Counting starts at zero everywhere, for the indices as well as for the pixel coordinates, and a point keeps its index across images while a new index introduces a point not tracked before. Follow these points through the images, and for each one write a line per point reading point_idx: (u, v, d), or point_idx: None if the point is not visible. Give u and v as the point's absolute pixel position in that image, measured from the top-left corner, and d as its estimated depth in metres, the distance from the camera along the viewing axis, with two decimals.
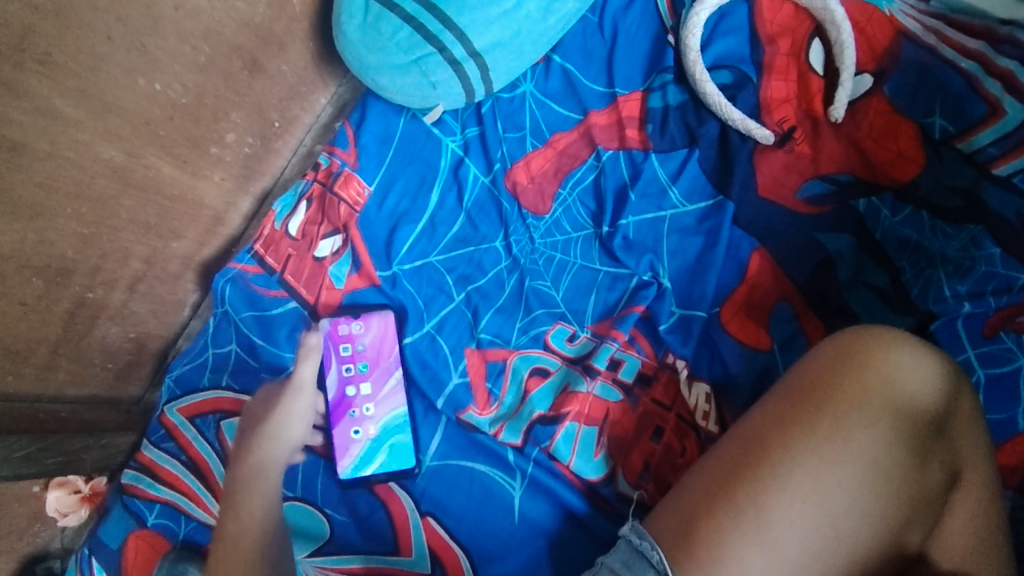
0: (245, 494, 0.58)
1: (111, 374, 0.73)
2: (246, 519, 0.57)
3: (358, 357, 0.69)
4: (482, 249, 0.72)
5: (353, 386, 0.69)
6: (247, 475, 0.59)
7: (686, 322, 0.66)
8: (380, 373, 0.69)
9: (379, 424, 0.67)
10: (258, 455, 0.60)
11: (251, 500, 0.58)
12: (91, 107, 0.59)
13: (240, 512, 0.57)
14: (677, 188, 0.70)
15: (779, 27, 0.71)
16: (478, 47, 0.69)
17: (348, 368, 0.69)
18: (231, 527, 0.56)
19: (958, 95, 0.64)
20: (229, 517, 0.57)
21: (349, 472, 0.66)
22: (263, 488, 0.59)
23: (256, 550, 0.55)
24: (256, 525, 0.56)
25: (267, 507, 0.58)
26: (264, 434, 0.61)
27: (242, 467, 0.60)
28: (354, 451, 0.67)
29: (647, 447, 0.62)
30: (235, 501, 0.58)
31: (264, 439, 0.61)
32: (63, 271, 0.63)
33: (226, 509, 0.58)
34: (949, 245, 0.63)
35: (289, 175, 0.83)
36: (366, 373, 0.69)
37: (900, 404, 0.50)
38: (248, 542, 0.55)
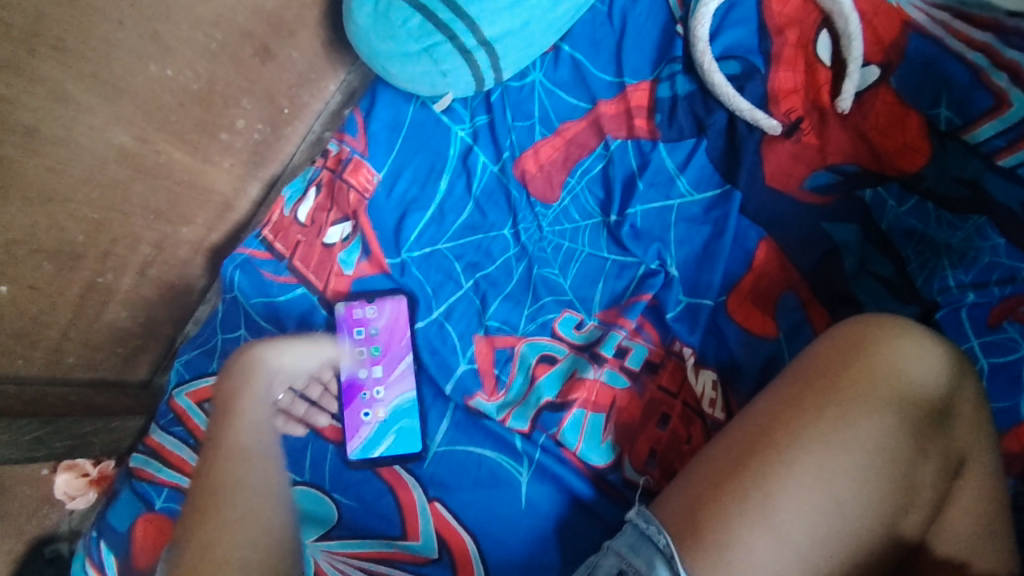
0: (238, 406, 0.57)
1: (120, 358, 0.74)
2: (242, 432, 0.55)
3: (371, 342, 0.70)
4: (491, 236, 0.73)
5: (364, 369, 0.70)
6: (243, 386, 0.59)
7: (693, 310, 0.67)
8: (393, 357, 0.70)
9: (390, 409, 0.68)
10: (257, 366, 0.61)
11: (244, 410, 0.57)
12: (103, 93, 0.60)
13: (232, 422, 0.56)
14: (685, 177, 0.71)
15: (787, 18, 0.71)
16: (488, 35, 0.69)
17: (361, 351, 0.70)
18: (223, 438, 0.55)
19: (965, 89, 0.64)
20: (221, 428, 0.55)
21: (358, 453, 0.67)
22: (255, 401, 0.58)
23: (252, 458, 0.54)
24: (248, 439, 0.55)
25: (260, 422, 0.57)
26: (271, 354, 0.62)
27: (239, 377, 0.59)
28: (363, 434, 0.68)
29: (654, 434, 0.63)
30: (228, 411, 0.57)
31: (266, 358, 0.62)
32: (73, 255, 0.64)
33: (218, 419, 0.57)
34: (954, 235, 0.63)
35: (298, 161, 0.83)
36: (378, 357, 0.70)
37: (906, 392, 0.51)
38: (242, 451, 0.54)
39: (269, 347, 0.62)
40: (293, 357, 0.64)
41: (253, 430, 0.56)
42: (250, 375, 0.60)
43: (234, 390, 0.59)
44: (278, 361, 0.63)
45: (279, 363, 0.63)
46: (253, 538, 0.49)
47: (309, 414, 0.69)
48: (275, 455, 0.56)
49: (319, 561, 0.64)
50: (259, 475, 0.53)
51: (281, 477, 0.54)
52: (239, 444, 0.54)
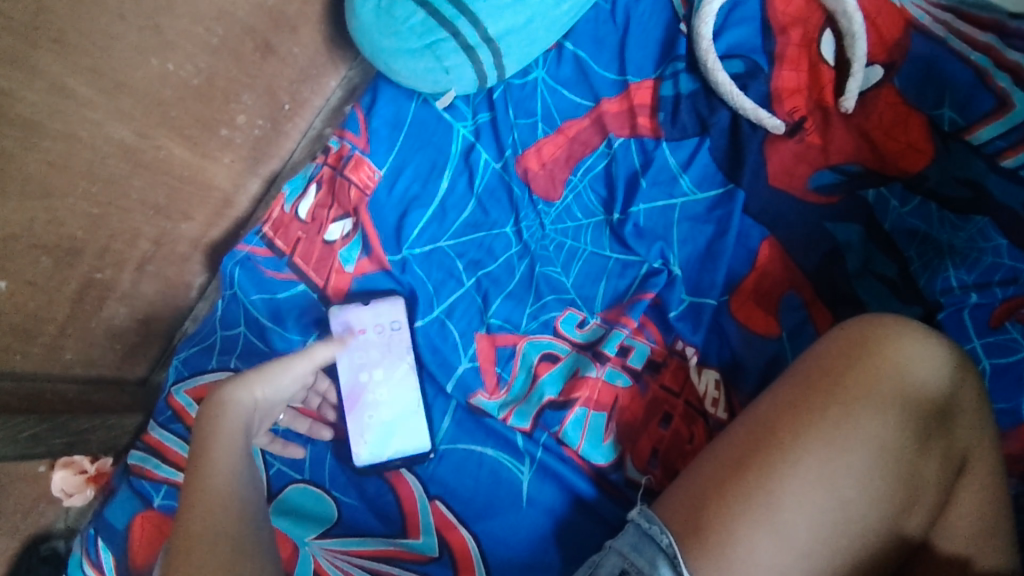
0: (212, 449, 0.50)
1: (118, 355, 0.73)
2: (221, 469, 0.49)
3: (367, 345, 0.69)
4: (493, 234, 0.73)
5: (364, 372, 0.69)
6: (215, 428, 0.52)
7: (696, 310, 0.67)
8: (390, 357, 0.69)
9: (393, 411, 0.67)
10: (228, 406, 0.53)
11: (219, 451, 0.50)
12: (103, 88, 0.59)
13: (207, 464, 0.49)
14: (688, 176, 0.71)
15: (792, 18, 0.71)
16: (492, 33, 0.69)
17: (359, 355, 0.69)
18: (199, 480, 0.48)
19: (967, 90, 0.64)
20: (195, 471, 0.49)
21: (365, 458, 0.67)
22: (233, 442, 0.51)
23: (233, 503, 0.48)
24: (228, 481, 0.49)
25: (240, 460, 0.50)
26: (241, 391, 0.55)
27: (210, 417, 0.52)
28: (370, 439, 0.67)
29: (656, 433, 0.63)
30: (200, 454, 0.50)
31: (237, 397, 0.54)
32: (72, 251, 0.63)
33: (190, 464, 0.50)
34: (957, 236, 0.63)
35: (298, 158, 0.82)
36: (377, 359, 0.69)
37: (910, 392, 0.51)
38: (221, 496, 0.48)
39: (239, 382, 0.55)
40: (265, 386, 0.57)
41: (233, 472, 0.49)
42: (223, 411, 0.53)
43: (205, 433, 0.51)
44: (250, 395, 0.55)
45: (254, 394, 0.56)
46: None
47: (313, 429, 0.68)
48: (258, 499, 0.50)
49: (320, 560, 0.63)
50: (240, 524, 0.47)
51: (262, 527, 0.49)
52: (219, 486, 0.48)
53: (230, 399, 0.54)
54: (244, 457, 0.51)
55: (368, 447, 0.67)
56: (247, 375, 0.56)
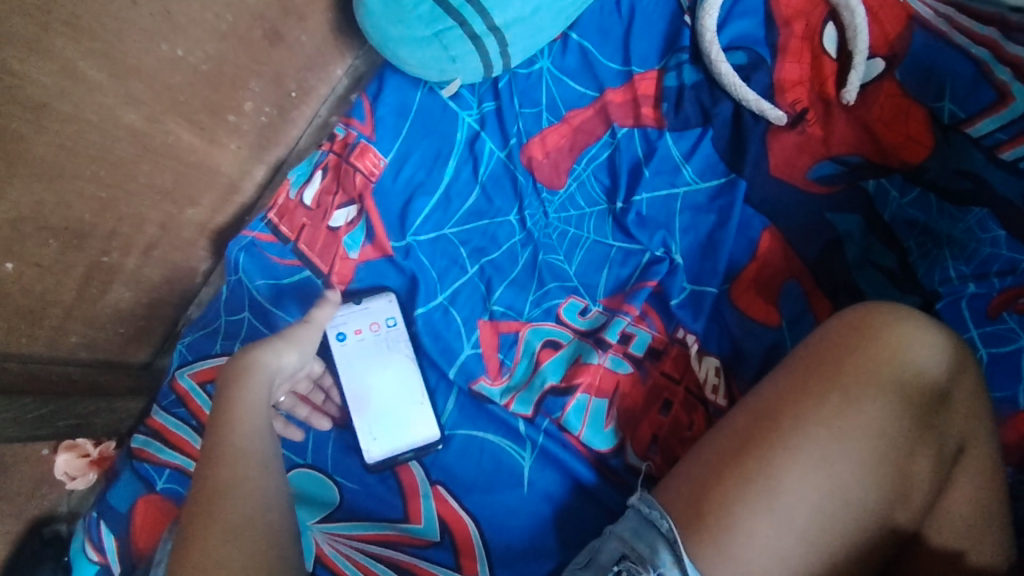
0: (236, 407, 0.52)
1: (123, 338, 0.74)
2: (244, 437, 0.51)
3: (362, 343, 0.69)
4: (497, 222, 0.73)
5: (363, 369, 0.69)
6: (241, 388, 0.54)
7: (697, 297, 0.68)
8: (386, 352, 0.69)
9: (394, 404, 0.67)
10: (255, 364, 0.55)
11: (242, 410, 0.52)
12: (115, 71, 0.60)
13: (231, 423, 0.51)
14: (691, 166, 0.71)
15: (794, 10, 0.72)
16: (499, 22, 0.70)
17: (356, 353, 0.69)
18: (221, 439, 0.50)
19: (968, 85, 0.65)
20: (218, 430, 0.51)
21: (378, 454, 0.66)
22: (257, 402, 0.53)
23: (255, 462, 0.50)
24: (249, 441, 0.51)
25: (261, 422, 0.53)
26: (268, 354, 0.57)
27: (233, 381, 0.54)
28: (377, 433, 0.67)
29: (656, 419, 0.64)
30: (224, 411, 0.52)
31: (262, 359, 0.56)
32: (80, 234, 0.64)
33: (213, 421, 0.52)
34: (955, 227, 0.64)
35: (303, 146, 0.83)
36: (375, 354, 0.69)
37: (910, 378, 0.51)
38: (243, 456, 0.50)
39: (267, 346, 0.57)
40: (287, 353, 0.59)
41: (254, 432, 0.51)
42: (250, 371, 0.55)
43: (231, 392, 0.53)
44: (274, 358, 0.57)
45: (279, 359, 0.58)
46: (252, 556, 0.46)
47: (312, 416, 0.68)
48: (277, 459, 0.52)
49: (321, 544, 0.64)
50: (261, 482, 0.49)
51: (282, 487, 0.51)
52: (240, 446, 0.50)
53: (258, 360, 0.56)
54: (265, 419, 0.53)
55: (376, 441, 0.67)
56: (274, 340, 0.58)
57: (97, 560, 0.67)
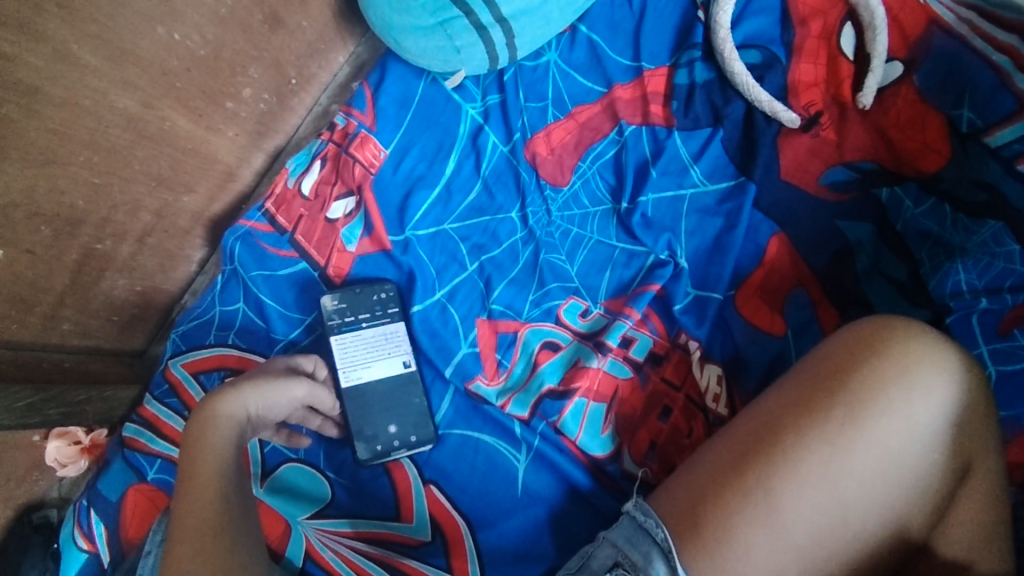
0: (199, 473, 0.51)
1: (117, 326, 0.72)
2: (209, 486, 0.50)
3: (360, 335, 0.68)
4: (498, 219, 0.72)
5: (361, 366, 0.68)
6: (203, 442, 0.53)
7: (701, 303, 0.66)
8: (385, 347, 0.68)
9: (393, 398, 0.66)
10: (216, 417, 0.54)
11: (206, 472, 0.51)
12: (110, 55, 0.58)
13: (194, 491, 0.50)
14: (699, 167, 0.70)
15: (812, 9, 0.70)
16: (505, 12, 0.68)
17: (354, 346, 0.68)
18: (183, 513, 0.49)
19: (986, 90, 0.61)
20: (182, 500, 0.50)
21: (367, 453, 0.65)
22: (221, 457, 0.52)
23: (221, 510, 0.49)
24: (214, 509, 0.49)
25: (225, 486, 0.51)
26: (238, 406, 0.56)
27: (195, 432, 0.54)
28: (365, 430, 0.65)
29: (655, 426, 0.62)
30: (188, 475, 0.51)
31: (228, 412, 0.55)
32: (73, 220, 0.62)
33: (179, 471, 0.52)
34: (970, 239, 0.62)
35: (303, 134, 0.81)
36: (374, 350, 0.68)
37: (917, 395, 0.49)
38: (205, 528, 0.48)
39: (234, 396, 0.56)
40: (260, 403, 0.57)
41: (219, 501, 0.50)
42: (213, 427, 0.54)
43: (194, 446, 0.53)
44: (244, 411, 0.56)
45: (248, 410, 0.56)
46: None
47: (324, 426, 0.66)
48: (244, 522, 0.50)
49: (311, 539, 0.62)
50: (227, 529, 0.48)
51: (253, 553, 0.49)
52: (200, 518, 0.48)
53: (222, 415, 0.55)
54: (228, 479, 0.51)
55: (366, 442, 0.65)
56: (242, 389, 0.56)
57: (86, 549, 0.65)
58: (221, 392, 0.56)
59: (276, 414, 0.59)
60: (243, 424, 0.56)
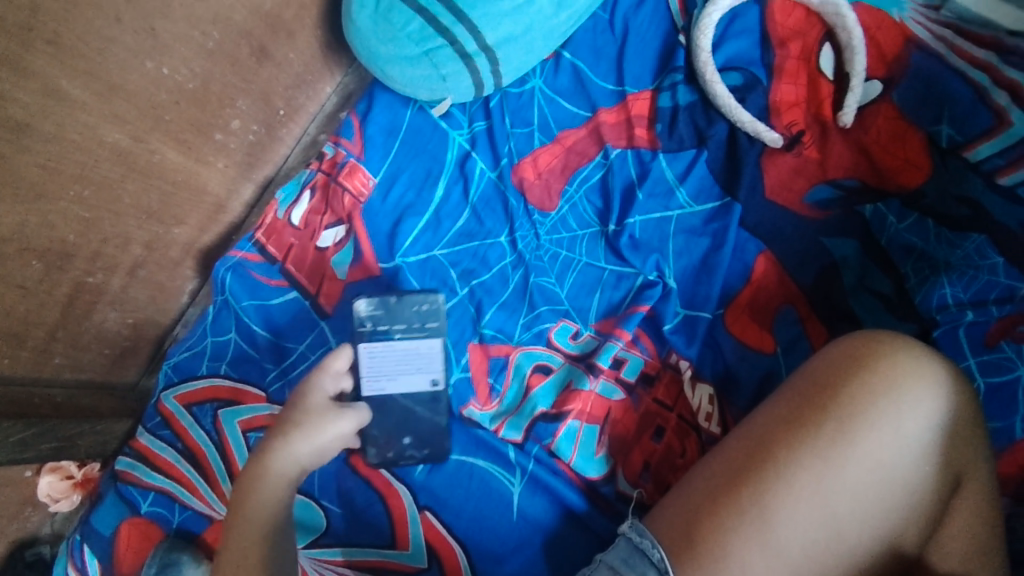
0: (247, 507, 0.52)
1: (108, 359, 0.72)
2: (255, 517, 0.51)
3: (393, 347, 0.64)
4: (487, 244, 0.72)
5: (387, 377, 0.64)
6: (252, 501, 0.52)
7: (690, 322, 0.66)
8: (417, 363, 0.65)
9: (413, 412, 0.64)
10: (265, 474, 0.53)
11: (253, 508, 0.52)
12: (98, 90, 0.58)
13: (243, 517, 0.51)
14: (685, 188, 0.70)
15: (790, 30, 0.71)
16: (489, 41, 0.70)
17: (385, 355, 0.64)
18: (231, 532, 0.51)
19: (965, 106, 0.63)
20: (232, 522, 0.52)
21: (379, 459, 0.64)
22: (269, 510, 0.52)
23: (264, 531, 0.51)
24: (260, 530, 0.51)
25: (276, 510, 0.52)
26: (288, 465, 0.54)
27: (246, 490, 0.53)
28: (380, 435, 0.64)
29: (648, 446, 0.63)
30: (237, 509, 0.52)
31: (278, 467, 0.54)
32: (63, 255, 0.62)
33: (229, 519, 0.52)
34: (953, 253, 0.63)
35: (292, 164, 0.82)
36: (405, 364, 0.64)
37: (905, 407, 0.49)
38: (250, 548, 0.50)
39: (283, 452, 0.54)
40: (313, 451, 0.56)
41: (266, 525, 0.51)
42: (263, 485, 0.53)
43: (242, 503, 0.52)
44: (295, 466, 0.54)
45: (301, 462, 0.55)
46: None
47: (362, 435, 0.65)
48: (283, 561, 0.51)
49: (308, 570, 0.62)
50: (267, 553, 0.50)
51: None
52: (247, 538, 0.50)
53: (272, 472, 0.53)
54: (279, 522, 0.52)
55: (377, 447, 0.64)
56: (293, 443, 0.54)
57: None
58: (272, 446, 0.54)
59: (333, 454, 0.58)
60: (296, 478, 0.54)
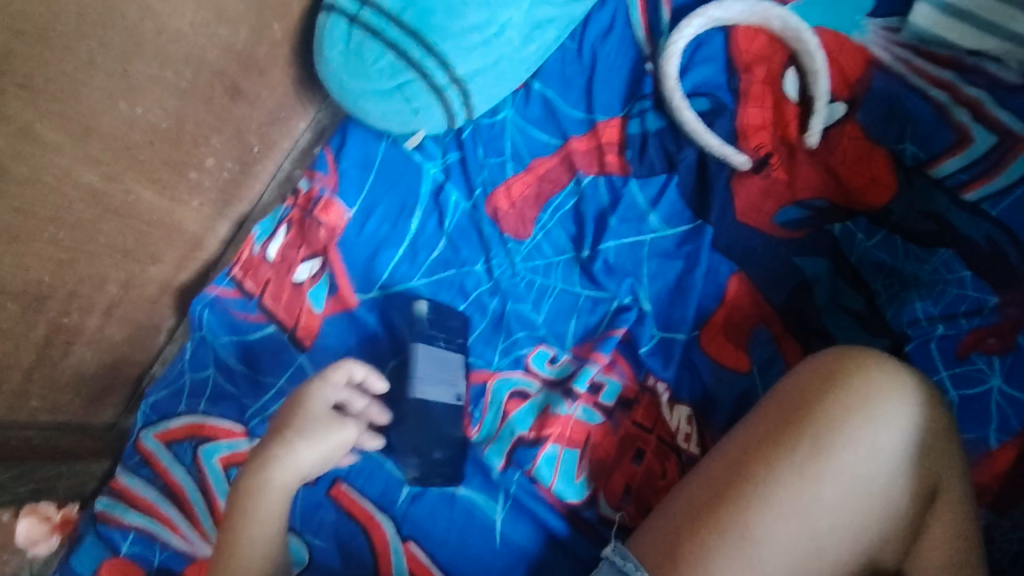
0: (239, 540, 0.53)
1: (86, 400, 0.72)
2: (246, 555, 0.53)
3: (433, 352, 0.67)
4: (463, 272, 0.72)
5: (424, 383, 0.65)
6: (247, 524, 0.53)
7: (667, 344, 0.67)
8: (448, 374, 0.66)
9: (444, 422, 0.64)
10: (264, 490, 0.54)
11: (246, 540, 0.53)
12: (71, 132, 0.59)
13: (233, 555, 0.53)
14: (656, 213, 0.71)
15: (754, 56, 0.73)
16: (461, 73, 0.71)
17: (431, 358, 0.66)
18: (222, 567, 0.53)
19: (929, 125, 0.66)
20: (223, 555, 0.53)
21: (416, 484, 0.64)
22: (261, 540, 0.54)
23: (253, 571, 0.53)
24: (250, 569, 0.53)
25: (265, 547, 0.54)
26: (290, 478, 0.54)
27: (243, 506, 0.54)
28: (414, 445, 0.64)
29: (630, 469, 0.63)
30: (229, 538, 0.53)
31: (279, 483, 0.54)
32: (39, 296, 0.62)
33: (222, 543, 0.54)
34: (923, 268, 0.63)
35: (267, 201, 0.82)
36: (442, 369, 0.66)
37: (879, 423, 0.50)
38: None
39: (286, 468, 0.54)
40: (318, 458, 0.56)
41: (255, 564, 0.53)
42: (260, 504, 0.54)
43: (238, 526, 0.54)
44: (296, 479, 0.55)
45: (303, 474, 0.55)
46: None
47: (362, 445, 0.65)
48: None
49: None
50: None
51: None
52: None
53: (271, 488, 0.54)
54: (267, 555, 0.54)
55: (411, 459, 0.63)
56: (296, 456, 0.54)
57: None
58: (274, 457, 0.54)
59: (340, 456, 0.57)
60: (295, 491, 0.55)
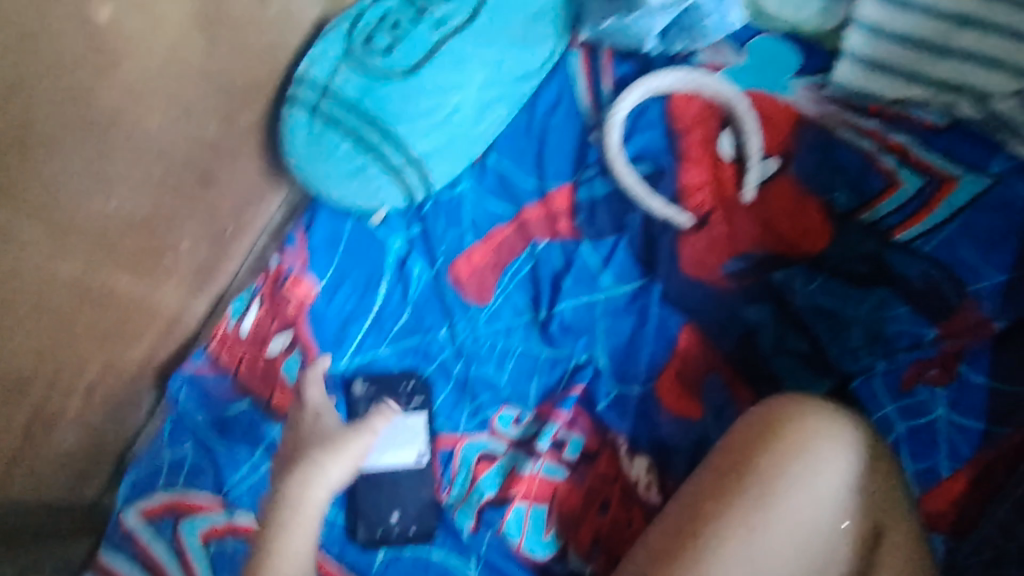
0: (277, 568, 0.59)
1: (69, 479, 0.74)
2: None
3: None
4: (427, 339, 0.76)
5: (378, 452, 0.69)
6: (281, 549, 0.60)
7: (622, 398, 0.70)
8: (404, 437, 0.69)
9: (400, 488, 0.68)
10: (299, 508, 0.61)
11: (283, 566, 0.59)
12: (49, 230, 0.62)
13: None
14: (608, 273, 0.75)
15: (693, 120, 0.76)
16: (417, 153, 0.76)
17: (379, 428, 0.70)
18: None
19: (856, 174, 0.69)
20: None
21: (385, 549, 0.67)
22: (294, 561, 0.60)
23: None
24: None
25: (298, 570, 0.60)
26: (319, 491, 0.62)
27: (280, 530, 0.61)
28: (376, 512, 0.67)
29: (596, 520, 0.65)
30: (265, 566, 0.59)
31: (308, 497, 0.62)
32: (20, 384, 0.65)
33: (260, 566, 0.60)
34: (861, 309, 0.66)
35: (242, 277, 0.87)
36: (393, 436, 0.69)
37: (817, 470, 0.54)
38: None
39: (315, 485, 0.62)
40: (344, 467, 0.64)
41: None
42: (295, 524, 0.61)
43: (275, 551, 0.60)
44: (323, 494, 0.62)
45: (327, 490, 0.63)
46: None
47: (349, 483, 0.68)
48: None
49: None
50: None
51: None
52: None
53: (306, 505, 0.62)
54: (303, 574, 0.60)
55: (368, 524, 0.67)
56: (324, 473, 0.63)
57: None
58: (306, 475, 0.63)
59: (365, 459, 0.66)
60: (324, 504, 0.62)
